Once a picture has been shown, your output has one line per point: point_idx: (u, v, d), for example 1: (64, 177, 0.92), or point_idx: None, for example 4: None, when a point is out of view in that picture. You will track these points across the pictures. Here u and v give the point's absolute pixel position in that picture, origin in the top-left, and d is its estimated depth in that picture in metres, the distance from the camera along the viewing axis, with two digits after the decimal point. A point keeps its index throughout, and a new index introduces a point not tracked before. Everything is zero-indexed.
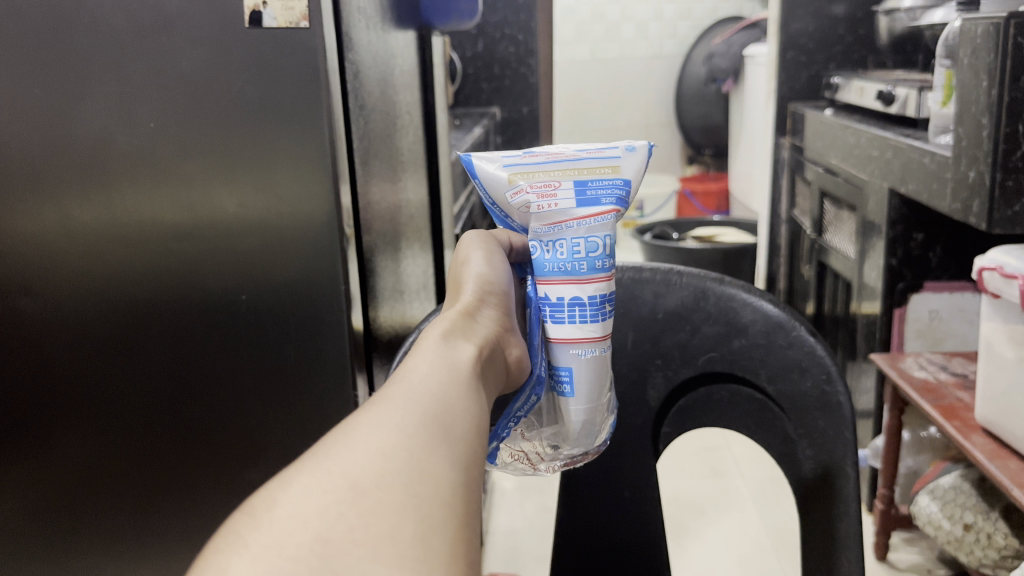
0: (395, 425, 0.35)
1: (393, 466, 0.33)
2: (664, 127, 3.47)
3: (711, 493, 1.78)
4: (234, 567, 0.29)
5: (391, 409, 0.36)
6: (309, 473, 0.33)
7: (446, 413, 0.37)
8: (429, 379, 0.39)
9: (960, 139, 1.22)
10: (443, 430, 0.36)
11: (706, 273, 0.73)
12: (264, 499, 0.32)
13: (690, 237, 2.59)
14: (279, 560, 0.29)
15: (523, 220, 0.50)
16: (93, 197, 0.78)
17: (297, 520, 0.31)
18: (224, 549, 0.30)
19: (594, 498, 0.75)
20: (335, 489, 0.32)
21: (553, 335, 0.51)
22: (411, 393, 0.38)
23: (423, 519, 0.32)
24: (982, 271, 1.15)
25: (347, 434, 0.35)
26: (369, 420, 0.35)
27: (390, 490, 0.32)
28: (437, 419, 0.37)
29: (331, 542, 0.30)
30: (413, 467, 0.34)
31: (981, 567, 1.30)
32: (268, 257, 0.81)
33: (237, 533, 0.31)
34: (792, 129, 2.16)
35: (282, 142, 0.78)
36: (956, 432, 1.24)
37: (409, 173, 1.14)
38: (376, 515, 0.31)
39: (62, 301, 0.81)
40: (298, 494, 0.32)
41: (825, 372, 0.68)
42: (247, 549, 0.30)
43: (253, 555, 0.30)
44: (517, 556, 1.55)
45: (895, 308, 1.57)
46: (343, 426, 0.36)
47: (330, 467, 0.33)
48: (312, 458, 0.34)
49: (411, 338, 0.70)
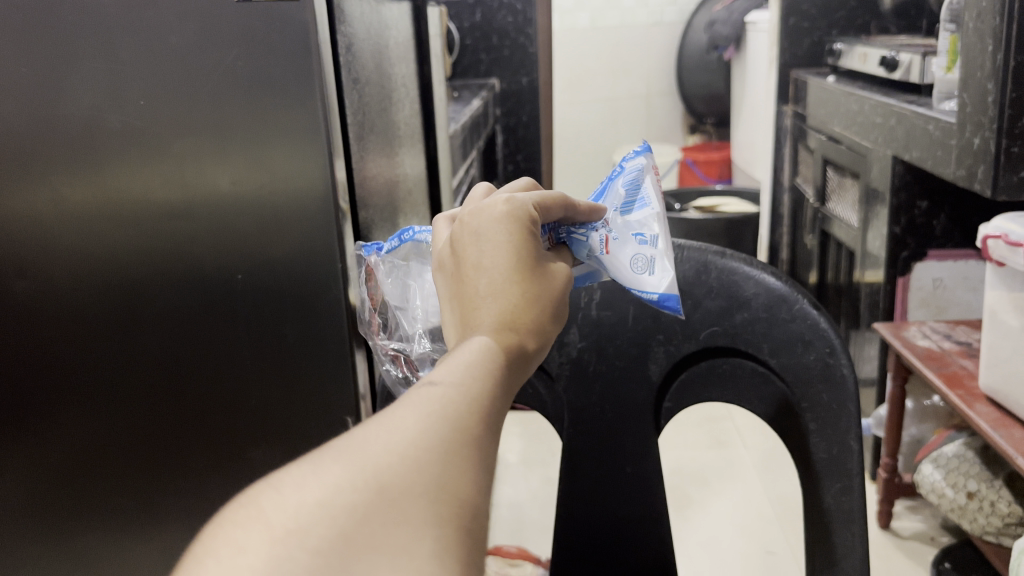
0: (431, 421, 0.36)
1: (426, 468, 0.34)
2: (665, 96, 3.44)
3: (714, 463, 1.78)
4: (254, 546, 0.31)
5: (425, 415, 0.36)
6: (345, 458, 0.33)
7: (482, 417, 0.37)
8: (472, 376, 0.39)
9: (965, 105, 1.20)
10: (477, 432, 0.36)
11: (707, 246, 0.72)
12: (292, 479, 0.33)
13: (692, 207, 2.58)
14: (299, 550, 0.31)
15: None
16: (85, 175, 0.77)
17: (323, 509, 0.32)
18: (247, 522, 0.31)
19: (593, 471, 0.75)
20: (365, 486, 0.33)
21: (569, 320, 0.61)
22: (450, 387, 0.38)
23: (446, 532, 0.33)
24: (987, 239, 1.14)
25: (388, 422, 0.35)
26: (405, 421, 0.35)
27: (417, 496, 0.33)
28: (475, 420, 0.37)
29: (352, 540, 0.31)
30: (443, 474, 0.34)
31: (984, 535, 1.31)
32: (263, 236, 0.80)
33: (261, 507, 0.32)
34: (795, 97, 2.14)
35: (277, 120, 0.77)
36: (959, 401, 1.24)
37: (405, 147, 1.13)
38: (402, 521, 0.32)
39: (57, 283, 0.80)
40: (328, 481, 0.32)
41: (828, 344, 0.67)
42: (270, 527, 0.31)
43: (275, 537, 0.31)
44: (521, 528, 1.55)
45: (898, 277, 1.57)
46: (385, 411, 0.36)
47: (366, 458, 0.33)
48: (351, 441, 0.34)
49: None
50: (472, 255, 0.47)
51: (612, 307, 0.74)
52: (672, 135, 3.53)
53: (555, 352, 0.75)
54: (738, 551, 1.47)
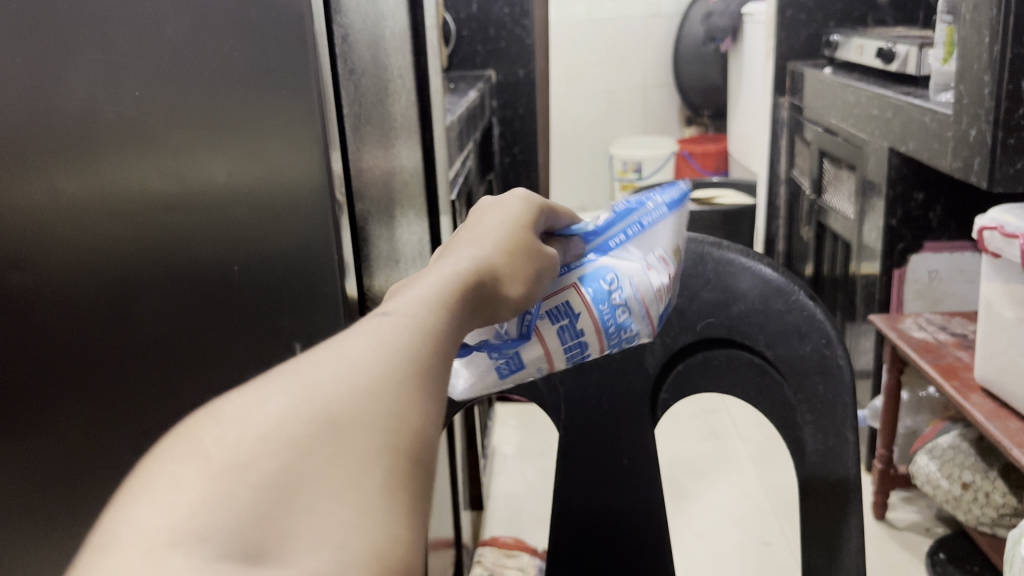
0: (379, 356, 0.34)
1: (377, 399, 0.32)
2: (662, 88, 3.44)
3: (710, 455, 1.79)
4: (191, 479, 0.27)
5: (374, 345, 0.34)
6: (288, 388, 0.31)
7: (435, 355, 0.35)
8: (425, 313, 0.37)
9: (962, 96, 1.20)
10: (427, 369, 0.34)
11: (704, 237, 0.72)
12: (231, 410, 0.30)
13: (689, 200, 2.58)
14: (239, 482, 0.28)
15: (633, 263, 0.57)
16: (81, 166, 0.77)
17: (266, 440, 0.29)
18: (177, 455, 0.28)
19: (589, 463, 0.75)
20: (310, 413, 0.30)
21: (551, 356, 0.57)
22: (399, 323, 0.36)
23: (399, 463, 0.31)
24: (982, 231, 1.14)
25: (332, 354, 0.33)
26: (358, 350, 0.34)
27: (371, 427, 0.31)
28: (426, 357, 0.35)
29: (296, 471, 0.29)
30: (395, 406, 0.32)
31: (979, 526, 1.32)
32: (260, 227, 0.81)
33: (195, 440, 0.29)
34: (792, 88, 2.14)
35: (275, 110, 0.77)
36: (955, 392, 1.24)
37: (402, 140, 1.13)
38: (351, 452, 0.30)
39: (54, 272, 0.79)
40: (273, 410, 0.30)
41: (825, 336, 0.68)
42: (208, 461, 0.28)
43: (212, 470, 0.28)
44: (518, 519, 1.55)
45: (894, 269, 1.57)
46: (325, 344, 0.34)
47: (312, 390, 0.31)
48: (292, 372, 0.32)
49: None
50: (477, 219, 0.50)
51: None
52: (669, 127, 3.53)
53: None
54: (735, 543, 1.47)
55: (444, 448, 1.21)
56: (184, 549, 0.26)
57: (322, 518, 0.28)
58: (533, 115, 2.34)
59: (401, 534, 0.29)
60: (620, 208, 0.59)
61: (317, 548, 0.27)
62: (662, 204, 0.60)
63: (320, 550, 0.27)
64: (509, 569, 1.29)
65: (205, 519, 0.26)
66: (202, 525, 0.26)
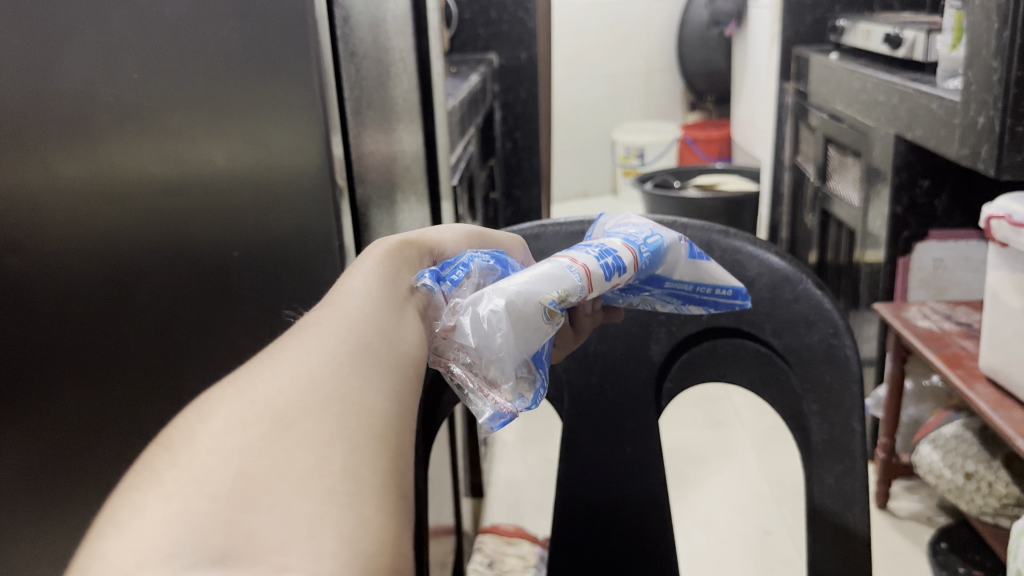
0: (309, 366, 0.38)
1: (313, 399, 0.36)
2: (666, 73, 3.41)
3: (711, 443, 1.78)
4: (151, 505, 0.30)
5: (305, 352, 0.39)
6: (229, 409, 0.34)
7: (365, 360, 0.40)
8: (348, 324, 0.42)
9: (970, 83, 1.19)
10: (356, 371, 0.38)
11: (711, 224, 0.71)
12: (181, 435, 0.34)
13: (692, 186, 2.56)
14: (197, 496, 0.30)
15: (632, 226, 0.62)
16: (78, 150, 0.75)
17: (215, 455, 0.32)
18: (142, 485, 0.31)
19: (592, 453, 0.74)
20: (256, 421, 0.34)
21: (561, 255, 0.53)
22: (323, 339, 0.40)
23: (350, 452, 0.34)
24: (990, 219, 1.12)
25: (264, 375, 0.37)
26: (293, 357, 0.38)
27: (316, 424, 0.34)
28: (354, 362, 0.39)
29: (251, 477, 0.31)
30: (333, 406, 0.36)
31: (981, 516, 1.31)
32: (259, 211, 0.79)
33: (155, 470, 0.32)
34: (797, 74, 2.12)
35: (273, 93, 0.76)
36: (959, 381, 1.23)
37: (403, 122, 1.11)
38: (302, 448, 0.33)
39: (50, 258, 0.78)
40: (219, 430, 0.33)
41: (832, 326, 0.67)
42: (164, 487, 0.31)
43: (171, 492, 0.31)
44: (517, 506, 1.55)
45: (899, 257, 1.56)
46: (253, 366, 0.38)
47: (252, 406, 0.35)
48: (225, 397, 0.35)
49: (530, 226, 0.77)
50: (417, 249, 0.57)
51: None
52: (672, 112, 3.51)
53: None
54: (736, 532, 1.46)
55: (445, 435, 1.20)
56: (149, 568, 0.27)
57: (285, 513, 0.30)
58: (535, 99, 2.32)
59: (364, 517, 0.32)
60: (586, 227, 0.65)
61: (286, 540, 0.29)
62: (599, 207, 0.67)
63: (287, 544, 0.29)
64: (509, 556, 1.29)
65: (168, 536, 0.29)
66: (168, 543, 0.28)
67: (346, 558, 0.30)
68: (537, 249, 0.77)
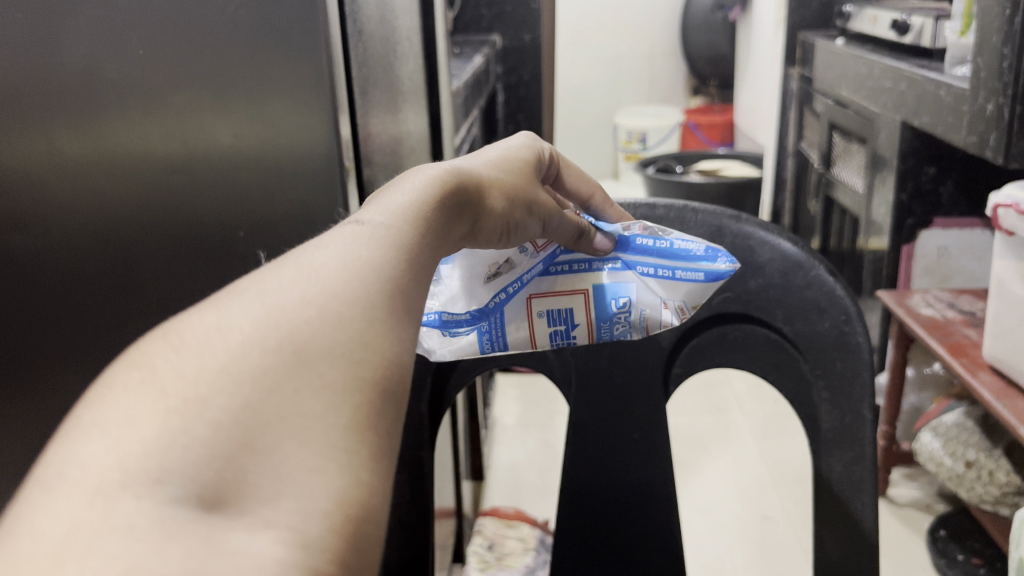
0: (340, 288, 0.33)
1: (343, 336, 0.32)
2: (669, 57, 3.40)
3: (712, 428, 1.78)
4: (145, 413, 0.28)
5: (338, 269, 0.34)
6: (249, 316, 0.31)
7: (396, 293, 0.35)
8: (384, 249, 0.37)
9: (979, 70, 1.18)
10: (387, 309, 0.34)
11: (723, 210, 0.70)
12: (194, 332, 0.30)
13: (694, 171, 2.55)
14: (196, 421, 0.28)
15: (652, 298, 0.59)
16: (83, 125, 0.74)
17: (226, 372, 0.29)
18: (133, 377, 0.29)
19: (600, 437, 0.74)
20: (277, 346, 0.30)
21: (537, 332, 0.61)
22: (357, 256, 0.35)
23: (360, 405, 0.31)
24: (997, 207, 1.12)
25: (293, 281, 0.33)
26: (329, 268, 0.34)
27: (336, 363, 0.31)
28: (385, 296, 0.34)
29: (259, 412, 0.29)
30: (355, 343, 0.32)
31: (980, 503, 1.32)
32: (266, 189, 0.79)
33: (152, 365, 0.29)
34: (802, 59, 2.11)
35: (281, 70, 0.74)
36: (963, 369, 1.23)
37: (409, 103, 1.11)
38: (314, 392, 0.30)
39: (53, 233, 0.77)
40: (237, 344, 0.30)
41: (844, 312, 0.66)
42: (164, 396, 0.28)
43: (171, 407, 0.28)
44: (518, 489, 1.55)
45: (903, 245, 1.56)
46: (282, 265, 0.34)
47: (274, 322, 0.31)
48: (246, 298, 0.32)
49: None
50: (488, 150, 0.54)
51: None
52: (674, 97, 3.50)
53: None
54: (735, 516, 1.47)
55: (447, 417, 1.20)
56: (136, 491, 0.26)
57: (281, 464, 0.28)
58: (538, 82, 2.30)
59: (357, 482, 0.29)
60: (662, 246, 0.58)
61: (276, 495, 0.28)
62: (701, 269, 0.58)
63: (278, 496, 0.28)
64: (509, 539, 1.28)
65: (160, 459, 0.27)
66: (159, 464, 0.27)
67: (334, 522, 0.28)
68: None
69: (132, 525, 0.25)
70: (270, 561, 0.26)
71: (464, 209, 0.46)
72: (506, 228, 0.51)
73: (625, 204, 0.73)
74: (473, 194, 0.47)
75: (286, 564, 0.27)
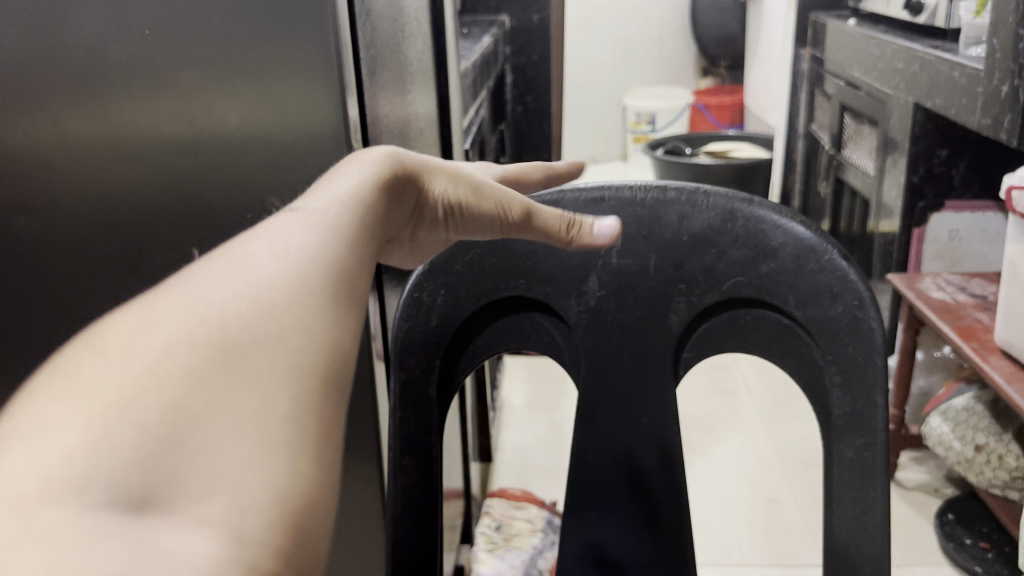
0: (276, 282, 0.33)
1: (278, 325, 0.31)
2: (678, 38, 3.38)
3: (719, 410, 1.78)
4: (70, 416, 0.26)
5: (273, 255, 0.34)
6: (174, 314, 0.30)
7: (337, 280, 0.35)
8: (324, 235, 0.37)
9: (994, 51, 1.16)
10: (328, 297, 0.34)
11: (734, 192, 0.68)
12: (118, 337, 0.29)
13: (703, 153, 2.54)
14: (121, 424, 0.26)
15: None
16: (88, 107, 0.74)
17: (152, 374, 0.28)
18: (58, 390, 0.27)
19: (609, 422, 0.74)
20: (204, 339, 0.29)
21: None
22: (292, 242, 0.35)
23: (299, 394, 0.30)
24: (1011, 190, 1.11)
25: (226, 277, 0.32)
26: (264, 259, 0.33)
27: (270, 355, 0.30)
28: (327, 284, 0.34)
29: (187, 409, 0.27)
30: (295, 334, 0.32)
31: (991, 488, 1.32)
32: (273, 171, 0.77)
33: (77, 372, 0.28)
34: (813, 40, 2.09)
35: (286, 51, 0.73)
36: (973, 353, 1.22)
37: (417, 85, 1.10)
38: (248, 386, 0.29)
39: (62, 218, 0.77)
40: (162, 343, 0.29)
41: (857, 297, 0.65)
42: (87, 402, 0.27)
43: (93, 411, 0.26)
44: (526, 471, 1.56)
45: (913, 228, 1.55)
46: (214, 258, 0.34)
47: (203, 317, 0.30)
48: (175, 300, 0.31)
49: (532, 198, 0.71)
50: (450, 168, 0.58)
51: (632, 255, 0.71)
52: (684, 77, 3.48)
53: (573, 301, 0.72)
54: (741, 499, 1.47)
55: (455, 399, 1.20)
56: (57, 498, 0.25)
57: (214, 461, 0.27)
58: (547, 62, 2.29)
59: (299, 472, 0.28)
60: None
61: (209, 491, 0.27)
62: None
63: (211, 493, 0.27)
64: (517, 520, 1.29)
65: (83, 466, 0.25)
66: (82, 470, 0.25)
67: (273, 516, 0.27)
68: None
69: (53, 532, 0.24)
70: (205, 563, 0.25)
71: (408, 186, 0.48)
72: (452, 211, 0.52)
73: (634, 186, 0.71)
74: (413, 177, 0.49)
75: (223, 565, 0.26)
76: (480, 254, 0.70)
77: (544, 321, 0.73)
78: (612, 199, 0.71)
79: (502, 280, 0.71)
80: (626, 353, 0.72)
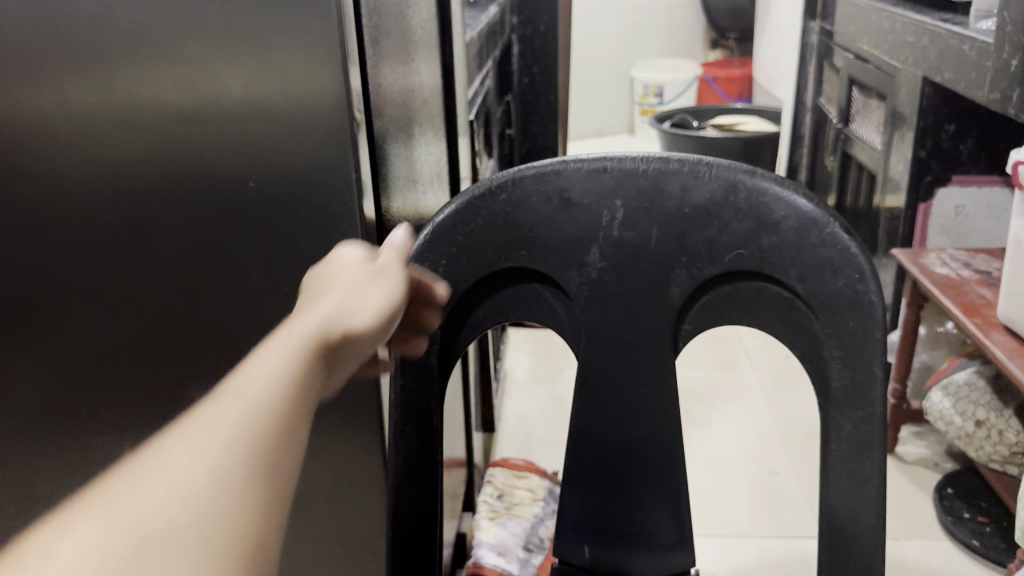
0: (188, 491, 0.40)
1: (183, 521, 0.39)
2: (688, 9, 3.34)
3: (722, 384, 1.79)
4: None
5: (186, 463, 0.41)
6: (97, 532, 0.38)
7: (247, 473, 0.42)
8: (232, 434, 0.43)
9: (1005, 24, 1.15)
10: (237, 486, 0.41)
11: (737, 163, 0.67)
12: (46, 540, 0.37)
13: (710, 126, 2.53)
14: None
15: None
16: (89, 73, 0.73)
17: None
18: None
19: (610, 392, 0.74)
20: (128, 542, 0.38)
21: None
22: (196, 447, 0.42)
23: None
24: (1017, 166, 1.10)
25: (147, 488, 0.40)
26: (176, 464, 0.41)
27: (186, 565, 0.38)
28: (236, 479, 0.42)
29: None
30: (193, 529, 0.39)
31: (988, 462, 1.32)
32: (274, 142, 0.75)
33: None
34: (823, 12, 2.07)
35: (286, 17, 0.71)
36: (976, 329, 1.22)
37: (422, 55, 1.10)
38: None
39: (66, 183, 0.77)
40: (79, 549, 0.37)
41: (859, 271, 0.65)
42: None
43: None
44: (528, 441, 1.57)
45: (919, 202, 1.54)
46: (140, 458, 0.42)
47: (125, 522, 0.38)
48: (91, 511, 0.39)
49: (534, 168, 0.70)
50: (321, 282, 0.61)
51: (634, 227, 0.70)
52: (693, 49, 3.45)
53: (574, 273, 0.72)
54: (742, 472, 1.48)
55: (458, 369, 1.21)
56: None
57: None
58: (554, 33, 2.27)
59: None
60: None
61: None
62: None
63: None
64: (519, 489, 1.30)
65: None
66: None
67: None
68: (557, 188, 0.70)
69: None
70: None
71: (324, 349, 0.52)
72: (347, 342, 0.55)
73: (636, 157, 0.70)
74: (324, 341, 0.52)
75: None
76: (480, 225, 0.70)
77: (546, 294, 0.73)
78: (614, 170, 0.70)
79: (504, 251, 0.71)
80: (627, 326, 0.73)
